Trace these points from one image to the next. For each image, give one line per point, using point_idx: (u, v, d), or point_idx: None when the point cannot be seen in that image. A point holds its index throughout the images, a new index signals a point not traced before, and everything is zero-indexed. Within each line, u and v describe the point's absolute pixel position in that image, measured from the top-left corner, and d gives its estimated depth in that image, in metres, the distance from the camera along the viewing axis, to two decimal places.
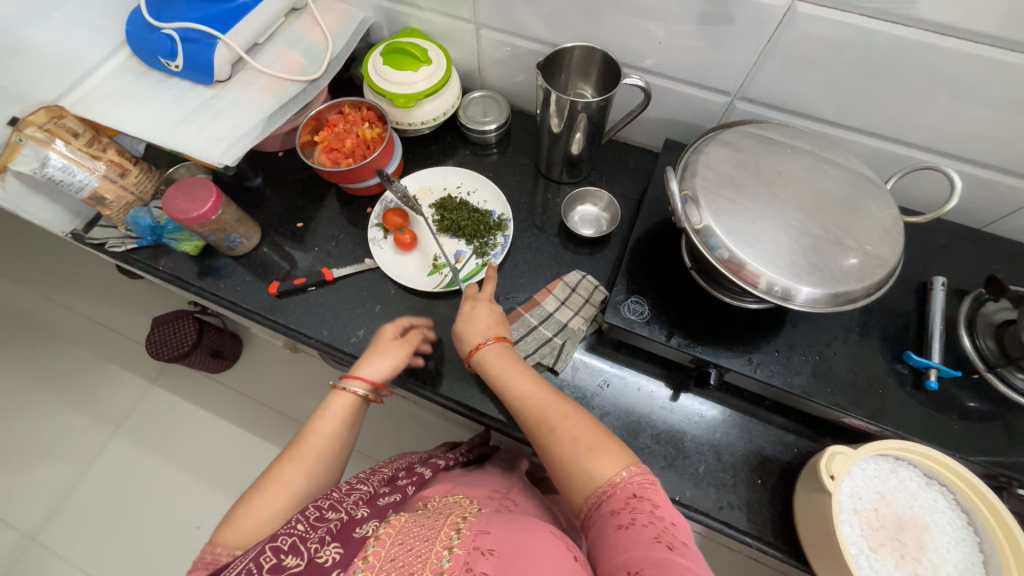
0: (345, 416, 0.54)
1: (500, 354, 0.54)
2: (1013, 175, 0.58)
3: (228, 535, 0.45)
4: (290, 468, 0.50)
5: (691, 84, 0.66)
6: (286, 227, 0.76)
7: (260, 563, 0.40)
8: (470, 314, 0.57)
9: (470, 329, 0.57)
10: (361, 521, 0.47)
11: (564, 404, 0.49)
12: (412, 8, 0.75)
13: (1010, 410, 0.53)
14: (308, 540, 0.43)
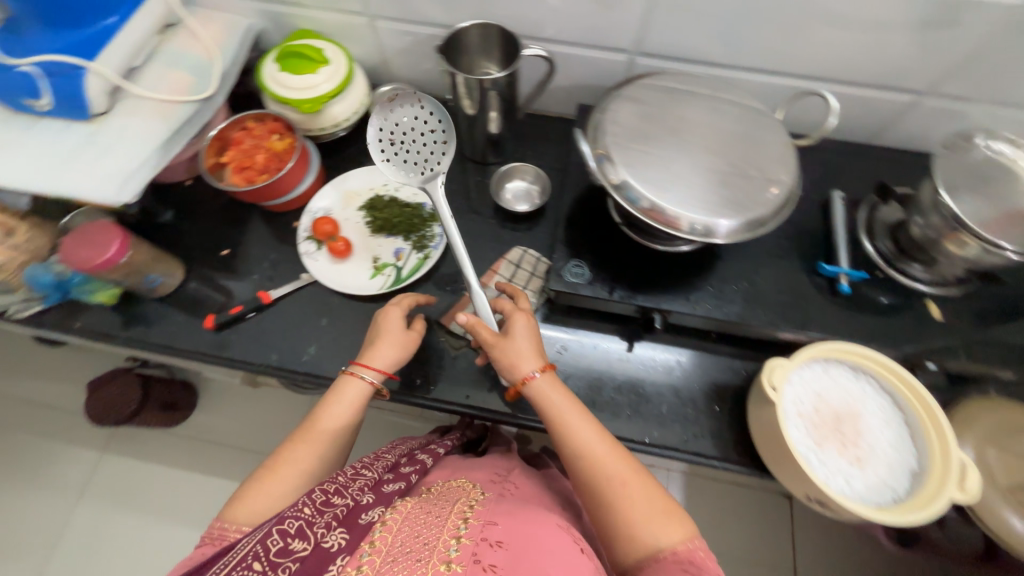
0: (356, 402, 0.56)
1: (554, 389, 0.53)
2: (885, 89, 0.64)
3: (239, 512, 0.48)
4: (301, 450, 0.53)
5: (592, 46, 0.67)
6: (211, 257, 0.72)
7: (268, 545, 0.43)
8: (517, 340, 0.54)
9: (518, 357, 0.54)
10: (365, 507, 0.51)
11: (621, 454, 0.50)
12: (299, 8, 0.72)
13: (911, 298, 0.60)
14: (315, 524, 0.46)
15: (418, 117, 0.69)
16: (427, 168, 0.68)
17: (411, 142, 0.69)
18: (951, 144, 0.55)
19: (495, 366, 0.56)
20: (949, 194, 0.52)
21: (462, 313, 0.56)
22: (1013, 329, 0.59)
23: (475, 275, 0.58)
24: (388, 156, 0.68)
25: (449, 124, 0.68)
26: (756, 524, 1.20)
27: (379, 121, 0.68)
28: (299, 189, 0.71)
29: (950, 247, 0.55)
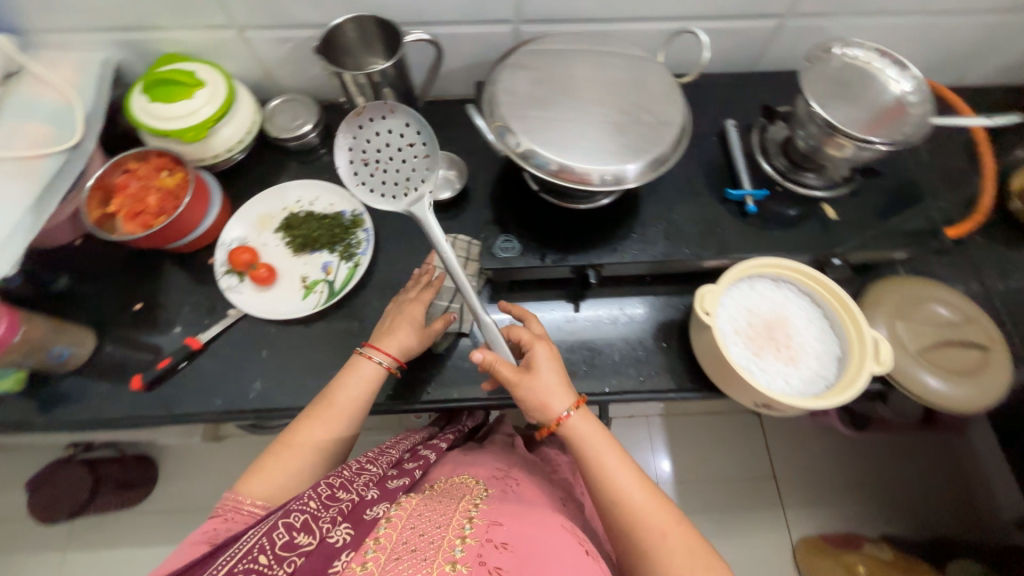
0: (370, 383, 0.58)
1: (587, 425, 0.53)
2: (749, 19, 0.68)
3: (252, 487, 0.50)
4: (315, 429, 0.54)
5: (474, 23, 0.67)
6: (123, 316, 0.67)
7: (274, 538, 0.43)
8: (545, 377, 0.53)
9: (549, 396, 0.53)
10: (370, 503, 0.51)
11: (653, 493, 0.51)
12: (157, 32, 0.67)
13: (808, 204, 0.66)
14: (320, 518, 0.46)
15: (394, 131, 0.62)
16: (405, 188, 0.61)
17: (388, 161, 0.62)
18: (813, 58, 0.60)
19: (523, 407, 0.54)
20: (816, 103, 0.58)
21: (478, 350, 0.52)
22: (896, 212, 0.66)
23: (481, 303, 0.55)
24: (364, 179, 0.62)
25: (429, 134, 0.62)
26: (735, 445, 1.29)
27: (349, 141, 0.62)
28: (204, 223, 0.67)
29: (831, 151, 0.61)
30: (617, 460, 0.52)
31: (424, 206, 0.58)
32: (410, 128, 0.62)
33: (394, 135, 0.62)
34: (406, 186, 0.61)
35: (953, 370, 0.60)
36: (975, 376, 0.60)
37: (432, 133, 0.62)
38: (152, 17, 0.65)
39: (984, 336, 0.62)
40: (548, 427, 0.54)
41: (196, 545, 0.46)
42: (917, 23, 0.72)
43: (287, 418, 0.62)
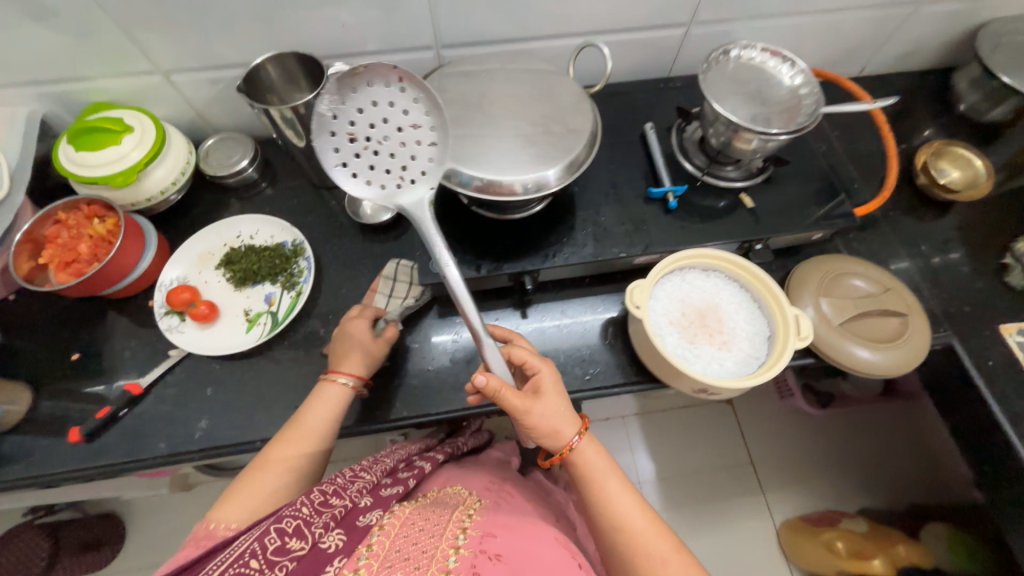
0: (335, 405, 0.58)
1: (593, 450, 0.55)
2: (653, 28, 0.74)
3: (225, 513, 0.49)
4: (286, 453, 0.54)
5: (397, 51, 0.71)
6: (61, 367, 0.66)
7: (266, 543, 0.43)
8: (554, 403, 0.52)
9: (558, 422, 0.52)
10: (363, 510, 0.51)
11: (648, 516, 0.52)
12: (82, 82, 0.67)
13: (725, 195, 0.70)
14: (313, 524, 0.46)
15: (393, 109, 0.53)
16: (397, 179, 0.54)
17: (382, 144, 0.53)
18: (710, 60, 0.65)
19: (532, 435, 0.53)
20: (715, 102, 0.62)
21: (478, 375, 0.49)
22: (810, 196, 0.70)
23: (482, 321, 0.49)
24: (351, 160, 0.53)
25: (438, 116, 0.54)
26: (711, 436, 1.31)
27: (336, 109, 0.52)
28: (140, 265, 0.67)
29: (741, 146, 0.65)
30: (615, 483, 0.54)
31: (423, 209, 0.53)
32: (411, 109, 0.54)
33: (392, 113, 0.53)
34: (398, 177, 0.54)
35: (880, 339, 0.64)
36: (900, 342, 0.63)
37: (439, 118, 0.54)
38: (75, 69, 0.66)
39: (902, 304, 0.65)
40: (558, 454, 0.54)
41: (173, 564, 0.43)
42: (811, 21, 0.78)
43: (235, 453, 0.61)
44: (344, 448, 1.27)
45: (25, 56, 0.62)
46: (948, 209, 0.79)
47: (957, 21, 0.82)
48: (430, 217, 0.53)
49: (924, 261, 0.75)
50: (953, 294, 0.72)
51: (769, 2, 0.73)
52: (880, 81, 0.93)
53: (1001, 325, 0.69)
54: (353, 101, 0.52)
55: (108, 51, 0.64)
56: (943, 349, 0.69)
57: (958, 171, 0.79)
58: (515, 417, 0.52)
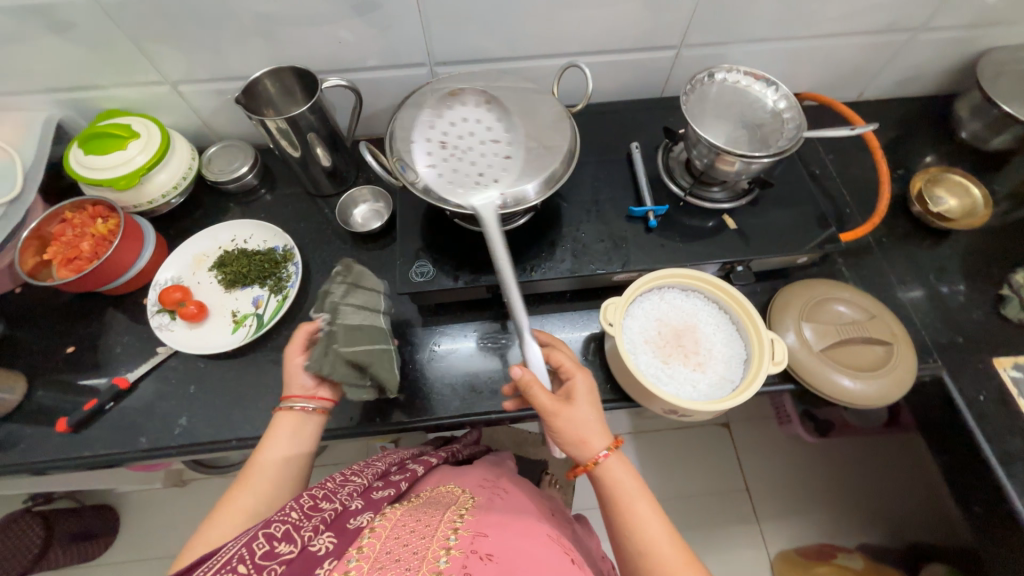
0: (291, 434, 0.55)
1: (621, 468, 0.52)
2: (644, 49, 0.75)
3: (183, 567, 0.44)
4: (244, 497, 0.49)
5: (392, 67, 0.74)
6: (56, 359, 0.69)
7: (253, 548, 0.41)
8: (584, 412, 0.52)
9: (588, 432, 0.51)
10: (353, 512, 0.50)
11: (670, 532, 0.50)
12: (96, 90, 0.72)
13: (707, 216, 0.70)
14: (301, 527, 0.45)
15: (480, 126, 0.60)
16: (475, 177, 0.57)
17: (468, 150, 0.59)
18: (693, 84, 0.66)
19: (558, 442, 0.53)
20: (694, 124, 0.63)
21: (517, 366, 0.50)
22: (795, 219, 0.70)
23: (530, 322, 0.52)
24: (437, 160, 0.58)
25: (517, 133, 0.59)
26: (705, 460, 1.28)
27: (432, 124, 0.60)
28: (137, 264, 0.70)
29: (723, 168, 0.65)
30: (640, 497, 0.51)
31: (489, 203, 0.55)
32: (493, 127, 0.60)
33: (479, 129, 0.60)
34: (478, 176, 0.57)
35: (866, 367, 0.62)
36: (885, 370, 0.62)
37: (518, 133, 0.60)
38: (89, 78, 0.70)
39: (887, 332, 0.64)
40: (581, 466, 0.52)
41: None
42: (804, 46, 0.79)
43: (210, 451, 0.63)
44: (334, 453, 1.28)
45: (45, 65, 0.67)
46: (943, 237, 0.78)
47: (955, 48, 0.81)
48: (495, 217, 0.54)
49: (915, 289, 0.73)
50: (945, 325, 0.70)
51: (759, 27, 0.74)
52: (879, 106, 0.92)
53: (995, 358, 0.67)
54: (448, 117, 0.60)
55: (119, 63, 0.68)
56: (932, 381, 0.66)
57: (956, 200, 0.78)
58: (544, 419, 0.52)
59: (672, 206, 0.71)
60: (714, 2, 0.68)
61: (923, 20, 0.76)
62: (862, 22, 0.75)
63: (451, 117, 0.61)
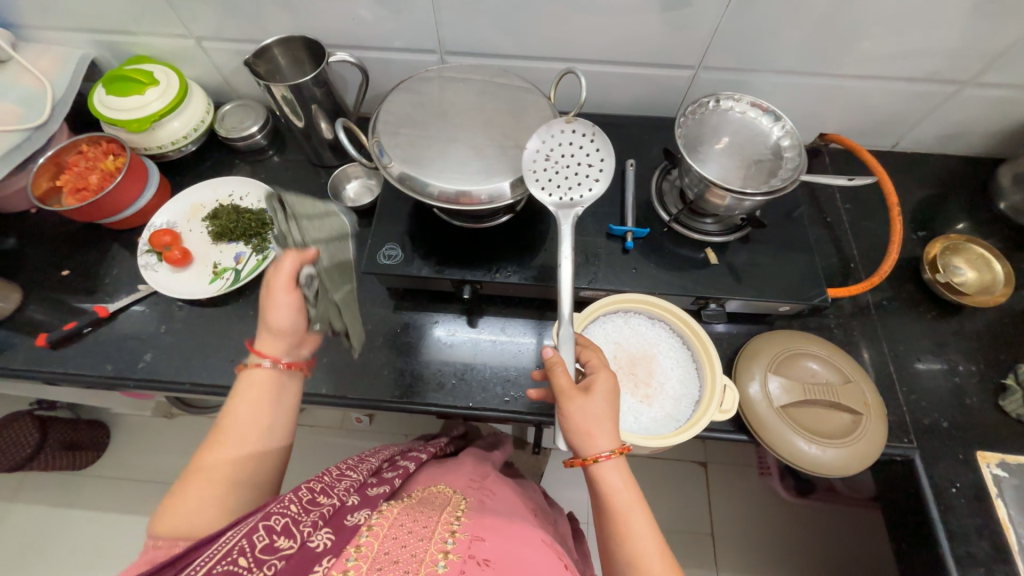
0: (263, 387, 0.53)
1: (620, 479, 0.48)
2: (658, 66, 0.73)
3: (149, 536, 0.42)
4: (214, 458, 0.47)
5: (403, 50, 0.75)
6: (51, 280, 0.74)
7: (253, 541, 0.42)
8: (599, 406, 0.48)
9: (595, 427, 0.48)
10: (351, 509, 0.50)
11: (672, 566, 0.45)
12: (128, 36, 0.76)
13: (690, 246, 0.68)
14: (300, 522, 0.45)
15: (577, 144, 0.60)
16: (568, 194, 0.59)
17: (566, 168, 0.59)
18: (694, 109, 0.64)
19: (567, 421, 0.49)
20: (686, 151, 0.62)
21: (547, 345, 0.51)
22: (784, 265, 0.66)
23: (571, 309, 0.53)
24: (538, 174, 0.58)
25: (613, 164, 0.59)
26: (678, 496, 1.21)
27: (540, 138, 0.58)
28: (136, 203, 0.74)
29: (715, 202, 0.62)
30: (635, 509, 0.47)
31: (573, 219, 0.57)
32: (593, 150, 0.60)
33: (578, 147, 0.60)
34: (572, 193, 0.59)
35: (824, 433, 0.58)
36: (843, 441, 0.57)
37: (613, 163, 0.59)
38: (123, 24, 0.74)
39: (859, 402, 0.59)
40: (579, 460, 0.48)
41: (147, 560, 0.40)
42: (834, 85, 0.74)
43: (166, 391, 0.66)
44: (313, 416, 1.32)
45: (85, 7, 0.72)
46: (952, 312, 0.72)
47: (1008, 110, 0.74)
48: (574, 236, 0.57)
49: (907, 360, 0.68)
50: (932, 406, 0.65)
51: (785, 58, 0.70)
52: (914, 160, 0.85)
53: (980, 451, 0.62)
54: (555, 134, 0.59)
55: (149, 13, 0.72)
56: (903, 462, 0.62)
57: (974, 273, 0.73)
58: (557, 403, 0.50)
59: (655, 229, 0.69)
60: (737, 26, 0.65)
61: (972, 74, 0.69)
62: (901, 68, 0.70)
63: (553, 133, 0.59)
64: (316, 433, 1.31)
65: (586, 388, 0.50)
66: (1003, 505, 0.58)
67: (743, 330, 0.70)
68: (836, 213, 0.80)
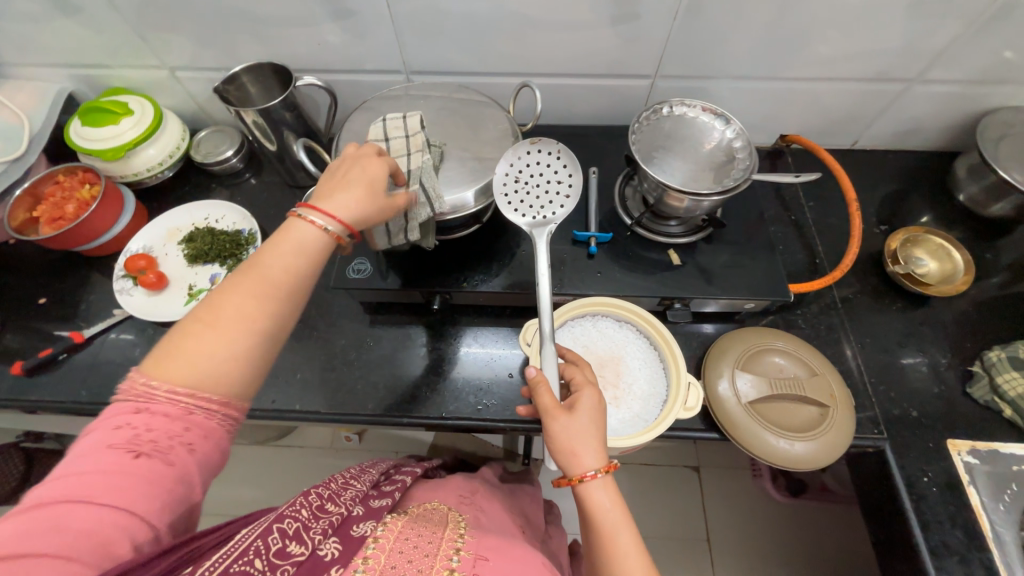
0: (308, 244, 0.45)
1: (608, 499, 0.44)
2: (616, 77, 0.75)
3: (160, 366, 0.39)
4: (243, 299, 0.41)
5: (370, 72, 0.77)
6: (28, 308, 0.75)
7: (267, 544, 0.41)
8: (583, 424, 0.46)
9: (581, 444, 0.45)
10: (357, 519, 0.50)
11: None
12: (104, 69, 0.79)
13: (654, 248, 0.69)
14: (311, 529, 0.45)
15: (546, 166, 0.63)
16: (540, 213, 0.61)
17: (535, 189, 0.62)
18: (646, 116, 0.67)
19: (552, 443, 0.46)
20: (641, 156, 0.65)
21: (529, 366, 0.49)
22: (746, 262, 0.68)
23: (550, 324, 0.53)
24: (510, 199, 0.61)
25: (581, 180, 0.62)
26: (672, 500, 1.20)
27: (508, 162, 0.61)
28: (112, 230, 0.75)
29: (673, 205, 0.64)
30: (623, 529, 0.43)
31: (547, 234, 0.58)
32: (561, 170, 0.63)
33: (546, 169, 0.63)
34: (544, 212, 0.61)
35: (795, 427, 0.58)
36: (813, 434, 0.58)
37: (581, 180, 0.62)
38: (98, 58, 0.77)
39: (826, 394, 0.60)
40: (566, 480, 0.45)
41: (123, 450, 0.36)
42: (788, 88, 0.76)
43: None
44: (303, 436, 1.31)
45: (61, 44, 0.74)
46: (918, 303, 0.73)
47: (957, 104, 0.77)
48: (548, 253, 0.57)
49: (874, 351, 0.70)
50: (902, 395, 0.66)
51: (739, 65, 0.72)
52: (875, 157, 0.88)
53: (950, 439, 0.62)
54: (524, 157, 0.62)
55: (122, 46, 0.75)
56: (875, 453, 0.62)
57: (935, 262, 0.75)
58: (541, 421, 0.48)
59: (619, 234, 0.71)
60: (688, 36, 0.68)
61: (918, 72, 0.72)
62: (850, 69, 0.72)
63: (524, 155, 0.62)
64: (306, 453, 1.30)
65: (572, 404, 0.48)
66: (976, 492, 0.59)
67: (712, 330, 0.71)
68: (800, 210, 0.82)
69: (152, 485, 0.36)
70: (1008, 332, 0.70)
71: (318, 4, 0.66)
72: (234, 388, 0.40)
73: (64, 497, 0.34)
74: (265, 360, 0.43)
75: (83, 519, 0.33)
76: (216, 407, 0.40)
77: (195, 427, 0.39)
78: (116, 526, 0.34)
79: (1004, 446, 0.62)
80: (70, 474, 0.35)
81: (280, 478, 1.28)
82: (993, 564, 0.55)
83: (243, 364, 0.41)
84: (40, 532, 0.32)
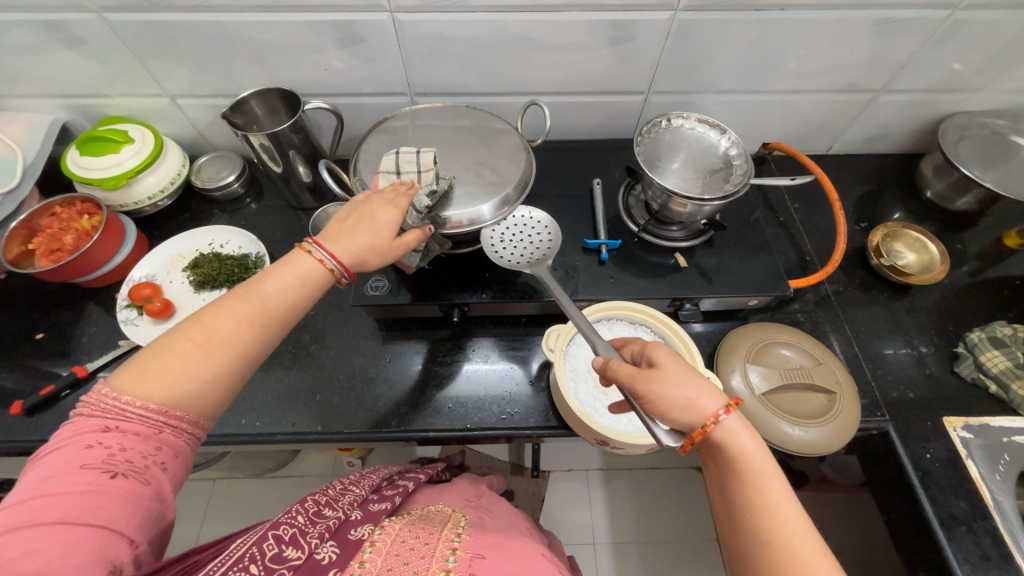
0: (304, 276, 0.47)
1: (746, 435, 0.40)
2: (612, 93, 0.80)
3: (132, 384, 0.40)
4: (224, 323, 0.42)
5: (376, 95, 0.79)
6: (24, 344, 0.72)
7: (264, 550, 0.44)
8: (675, 368, 0.44)
9: (690, 389, 0.42)
10: (355, 523, 0.53)
11: (828, 555, 0.35)
12: (103, 99, 0.79)
13: (659, 253, 0.73)
14: (308, 533, 0.47)
15: (517, 220, 0.69)
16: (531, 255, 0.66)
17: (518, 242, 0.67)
18: (644, 128, 0.72)
19: (658, 398, 0.42)
20: (645, 164, 0.69)
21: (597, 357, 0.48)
22: (747, 262, 0.72)
23: (578, 312, 0.54)
24: (508, 259, 0.66)
25: (557, 228, 0.68)
26: (680, 502, 1.21)
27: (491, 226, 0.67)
28: (114, 259, 0.74)
29: (678, 210, 0.67)
30: (772, 477, 0.38)
31: (545, 268, 0.64)
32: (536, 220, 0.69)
33: (521, 222, 0.68)
34: (536, 253, 0.66)
35: (805, 414, 0.62)
36: (824, 420, 0.61)
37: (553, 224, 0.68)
38: (97, 89, 0.77)
39: (832, 381, 0.64)
40: (698, 432, 0.41)
41: (97, 470, 0.37)
42: (769, 99, 0.82)
43: None
44: (303, 464, 1.27)
45: (60, 75, 0.74)
46: (901, 293, 0.79)
47: (919, 110, 0.84)
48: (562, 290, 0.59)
49: (867, 340, 0.74)
50: (898, 380, 0.70)
51: (724, 80, 0.78)
52: (848, 161, 0.95)
53: (946, 417, 0.67)
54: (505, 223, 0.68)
55: (124, 76, 0.74)
56: (879, 435, 0.67)
57: (913, 254, 0.81)
58: (639, 382, 0.44)
59: (627, 240, 0.75)
60: (680, 54, 0.73)
61: (884, 83, 0.79)
62: (823, 82, 0.78)
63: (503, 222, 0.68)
64: (307, 483, 1.25)
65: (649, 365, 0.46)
66: (974, 465, 0.63)
67: (719, 328, 0.75)
68: (788, 212, 0.87)
69: (131, 504, 0.37)
70: (983, 316, 0.76)
71: (326, 30, 0.68)
72: (203, 412, 0.42)
73: (39, 521, 0.34)
74: (237, 384, 0.44)
75: (64, 540, 0.34)
76: (185, 427, 0.41)
77: (167, 446, 0.40)
78: (97, 545, 0.35)
79: (993, 420, 0.67)
80: (41, 497, 0.35)
81: (280, 510, 1.23)
82: (997, 532, 0.59)
83: (215, 390, 0.42)
84: (17, 558, 0.32)
